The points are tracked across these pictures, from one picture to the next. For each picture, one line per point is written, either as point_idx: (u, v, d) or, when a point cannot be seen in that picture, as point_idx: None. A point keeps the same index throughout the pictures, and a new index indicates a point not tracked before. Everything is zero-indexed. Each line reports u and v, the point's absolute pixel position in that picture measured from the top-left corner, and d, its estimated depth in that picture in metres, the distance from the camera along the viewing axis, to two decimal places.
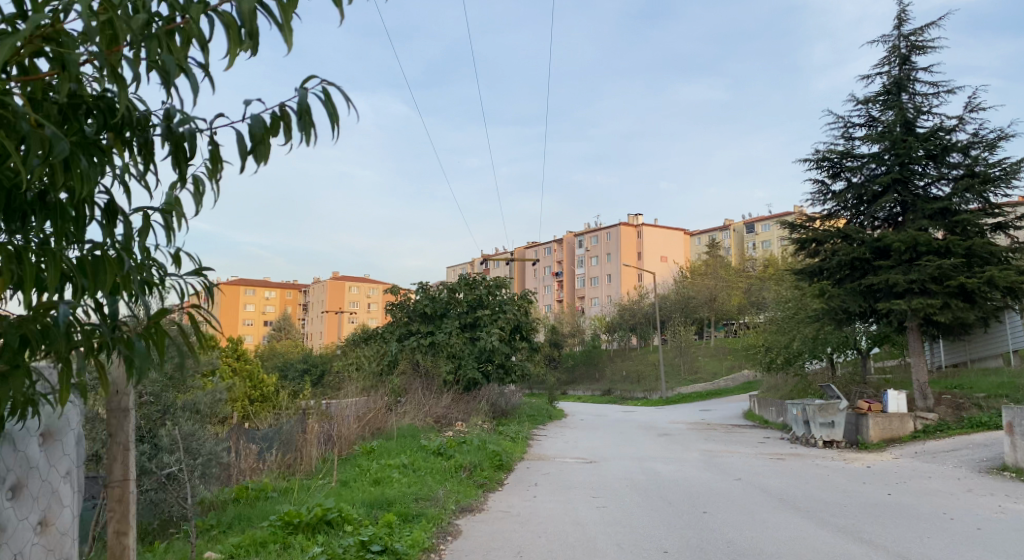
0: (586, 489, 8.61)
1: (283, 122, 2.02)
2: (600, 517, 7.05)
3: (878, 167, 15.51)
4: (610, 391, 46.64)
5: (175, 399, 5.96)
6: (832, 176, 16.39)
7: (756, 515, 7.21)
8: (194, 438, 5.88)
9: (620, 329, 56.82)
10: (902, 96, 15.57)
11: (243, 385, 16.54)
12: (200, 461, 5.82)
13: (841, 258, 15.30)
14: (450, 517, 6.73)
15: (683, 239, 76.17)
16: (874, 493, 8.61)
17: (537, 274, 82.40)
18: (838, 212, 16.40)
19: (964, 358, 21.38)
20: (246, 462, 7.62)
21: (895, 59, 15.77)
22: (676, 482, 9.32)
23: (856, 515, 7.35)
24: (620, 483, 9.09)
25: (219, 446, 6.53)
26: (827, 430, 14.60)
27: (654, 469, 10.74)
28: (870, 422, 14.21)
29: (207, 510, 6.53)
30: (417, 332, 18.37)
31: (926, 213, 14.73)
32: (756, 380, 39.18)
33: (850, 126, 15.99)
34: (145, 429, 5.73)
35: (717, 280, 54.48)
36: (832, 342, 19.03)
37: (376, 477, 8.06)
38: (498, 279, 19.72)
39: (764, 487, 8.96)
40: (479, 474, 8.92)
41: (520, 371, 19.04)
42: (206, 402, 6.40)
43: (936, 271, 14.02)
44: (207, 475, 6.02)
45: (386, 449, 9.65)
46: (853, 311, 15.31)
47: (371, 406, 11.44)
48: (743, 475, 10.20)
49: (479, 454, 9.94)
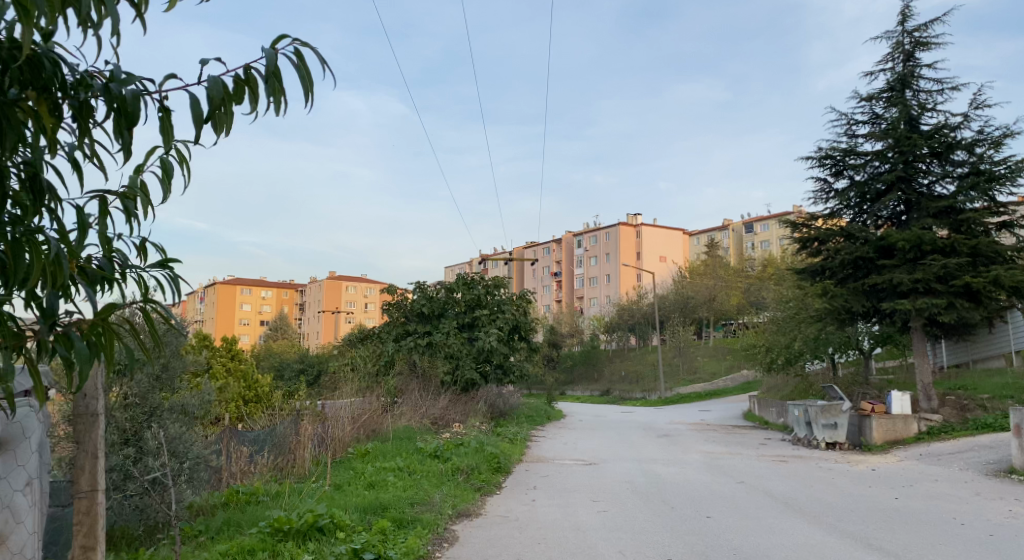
0: (586, 493, 8.40)
1: (248, 85, 1.96)
2: (602, 522, 6.84)
3: (881, 164, 15.32)
4: (609, 391, 46.42)
5: (162, 401, 5.71)
6: (834, 174, 16.21)
7: (762, 521, 7.00)
8: (181, 441, 5.64)
9: (619, 329, 56.63)
10: (906, 93, 15.39)
11: (236, 385, 16.30)
12: (186, 465, 5.58)
13: (844, 257, 15.13)
14: (446, 522, 6.52)
15: (682, 239, 75.99)
16: (881, 497, 8.39)
17: (536, 274, 82.17)
18: (840, 211, 16.22)
19: (966, 359, 21.19)
20: (236, 466, 7.40)
21: (899, 55, 15.58)
22: (678, 485, 9.12)
23: (865, 520, 7.13)
24: (621, 486, 8.88)
25: (208, 449, 6.31)
26: (830, 431, 14.41)
27: (654, 471, 10.55)
28: (873, 423, 14.02)
29: (196, 515, 6.32)
30: (414, 332, 18.15)
31: (930, 211, 14.54)
32: (756, 381, 38.98)
33: (853, 123, 15.80)
34: (130, 431, 5.49)
35: (716, 280, 54.34)
36: (833, 343, 18.83)
37: (370, 481, 7.84)
38: (496, 278, 19.49)
39: (768, 491, 8.75)
40: (477, 478, 8.69)
41: (518, 371, 18.83)
42: (201, 400, 6.12)
43: (941, 270, 13.81)
44: (194, 480, 5.79)
45: (381, 451, 9.42)
46: (856, 311, 15.09)
47: (367, 408, 11.22)
48: (746, 478, 9.99)
49: (476, 457, 9.71)
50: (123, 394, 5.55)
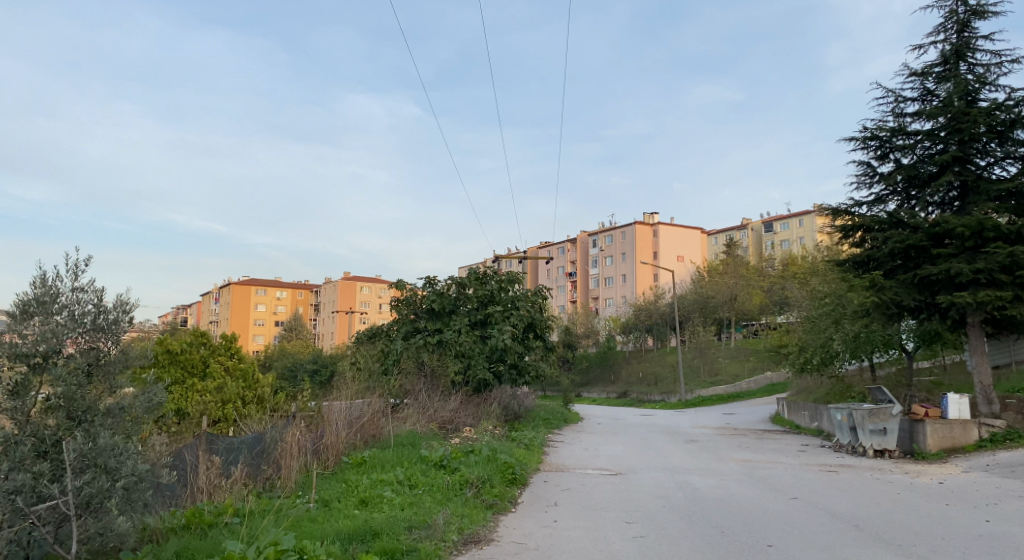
0: (617, 511, 7.20)
1: None
2: (640, 552, 5.62)
3: (933, 145, 13.96)
4: (627, 392, 45.04)
5: (95, 404, 4.59)
6: (879, 156, 14.84)
7: (839, 552, 5.72)
8: (113, 452, 4.45)
9: (636, 329, 55.25)
10: (961, 67, 13.98)
11: (233, 387, 15.32)
12: (113, 488, 4.40)
13: (894, 246, 13.76)
14: (448, 554, 5.30)
15: (700, 238, 74.22)
16: (968, 520, 7.06)
17: (550, 274, 80.90)
18: (885, 197, 14.82)
19: (1011, 360, 19.71)
20: (202, 482, 6.30)
21: (953, 25, 14.14)
22: (722, 503, 7.89)
23: (964, 551, 5.83)
24: (656, 504, 7.67)
25: (158, 465, 5.13)
26: (878, 438, 13.15)
27: (689, 483, 9.40)
28: (928, 429, 12.69)
29: (146, 543, 5.19)
30: (424, 330, 17.07)
31: (991, 195, 13.14)
32: (781, 384, 37.44)
33: (901, 100, 14.39)
34: (49, 441, 4.40)
35: (737, 279, 52.61)
36: (873, 342, 17.47)
37: (363, 498, 6.67)
38: (510, 273, 18.30)
39: (830, 511, 7.50)
40: (488, 493, 7.44)
41: (534, 372, 17.61)
42: (153, 396, 4.87)
43: (1007, 260, 12.39)
44: (129, 507, 4.58)
45: (380, 460, 8.23)
46: (907, 306, 13.72)
47: (368, 409, 10.09)
48: (800, 493, 8.70)
49: (488, 467, 8.47)
50: (46, 394, 4.43)
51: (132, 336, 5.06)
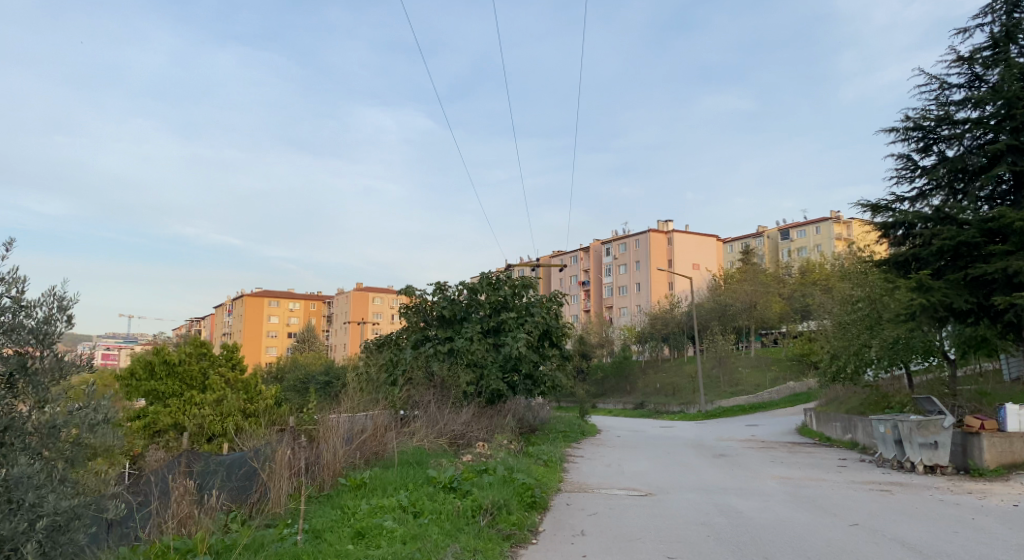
0: (655, 542, 6.21)
1: None
2: None
3: (982, 134, 12.92)
4: (644, 403, 43.87)
5: (15, 421, 3.66)
6: (922, 149, 13.87)
7: None
8: (35, 484, 3.54)
9: (652, 339, 54.05)
10: (1012, 49, 12.91)
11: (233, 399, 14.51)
12: (27, 533, 3.46)
13: (944, 243, 12.69)
14: None
15: (716, 246, 72.75)
16: None
17: (563, 283, 79.76)
18: (928, 192, 13.86)
19: None
20: (174, 511, 5.41)
21: (1001, 6, 13.12)
22: (771, 531, 6.86)
23: None
24: (698, 532, 6.68)
25: (106, 497, 4.20)
26: (928, 452, 12.04)
27: (730, 506, 8.38)
28: (985, 443, 11.57)
29: None
30: (434, 338, 16.21)
31: None
32: (803, 394, 36.02)
33: (946, 87, 13.37)
34: None
35: (755, 285, 51.22)
36: (912, 350, 16.31)
37: (359, 528, 5.72)
38: (524, 278, 17.31)
39: (903, 542, 6.43)
40: (505, 521, 6.47)
41: (550, 382, 16.64)
42: (98, 410, 3.97)
43: None
44: (56, 552, 3.65)
45: (382, 482, 7.27)
46: (957, 308, 12.63)
47: (371, 423, 9.14)
48: (860, 519, 7.63)
49: (504, 490, 7.45)
50: None
51: (78, 343, 4.17)
